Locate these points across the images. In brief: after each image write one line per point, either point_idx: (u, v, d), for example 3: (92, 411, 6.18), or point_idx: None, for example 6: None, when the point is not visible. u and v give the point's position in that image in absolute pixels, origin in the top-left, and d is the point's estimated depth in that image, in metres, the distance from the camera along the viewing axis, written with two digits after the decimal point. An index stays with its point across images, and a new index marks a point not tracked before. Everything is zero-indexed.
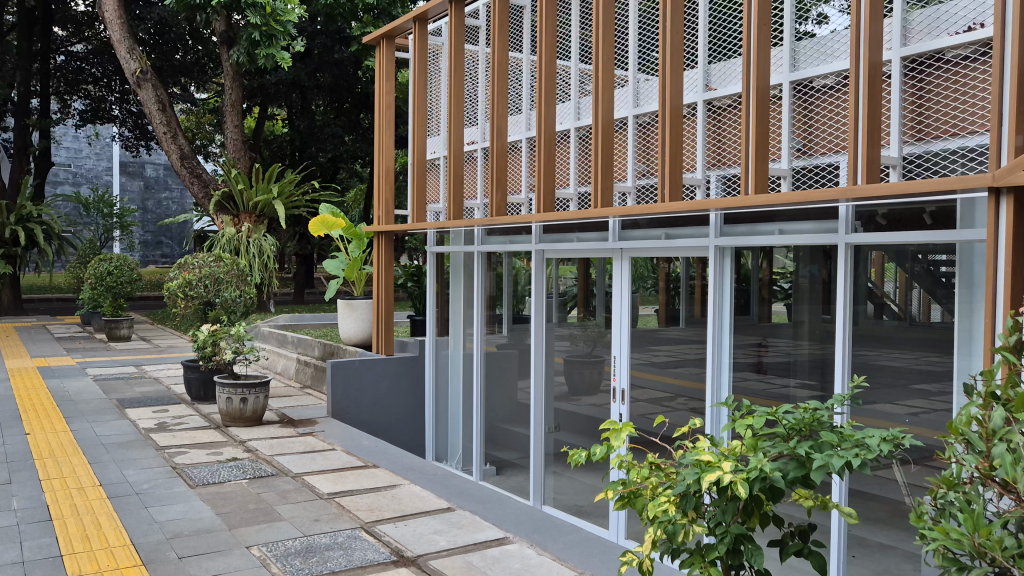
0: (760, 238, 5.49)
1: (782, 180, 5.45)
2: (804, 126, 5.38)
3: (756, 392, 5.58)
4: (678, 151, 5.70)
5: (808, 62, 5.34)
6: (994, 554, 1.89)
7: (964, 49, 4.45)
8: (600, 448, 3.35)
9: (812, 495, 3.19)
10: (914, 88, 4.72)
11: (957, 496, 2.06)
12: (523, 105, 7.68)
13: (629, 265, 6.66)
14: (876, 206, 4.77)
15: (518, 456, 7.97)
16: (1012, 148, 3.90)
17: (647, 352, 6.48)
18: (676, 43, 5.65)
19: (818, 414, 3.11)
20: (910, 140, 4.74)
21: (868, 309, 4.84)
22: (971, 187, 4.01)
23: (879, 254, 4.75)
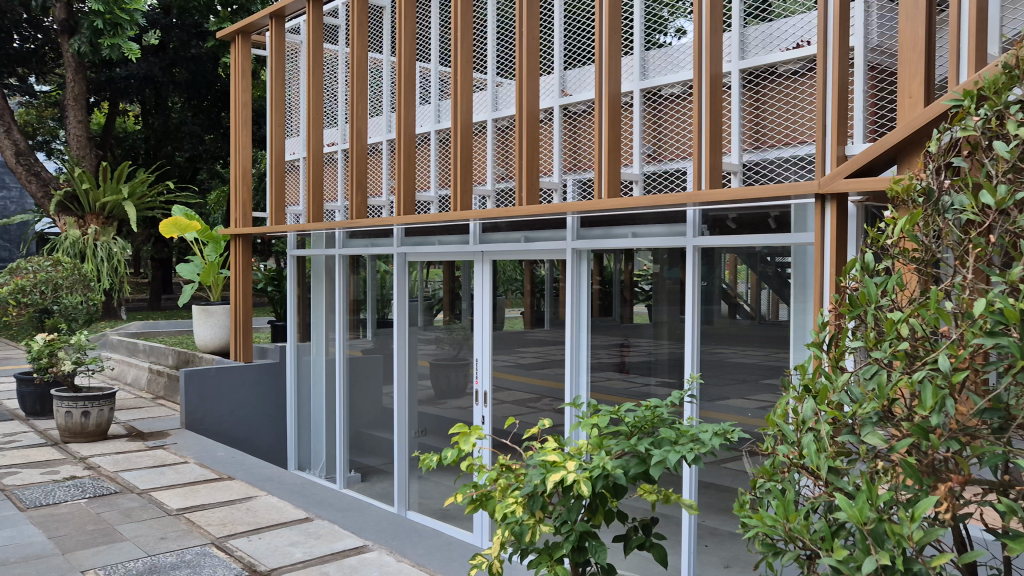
0: (616, 241, 5.66)
1: (635, 185, 5.62)
2: (654, 133, 5.57)
3: (619, 391, 5.72)
4: (535, 155, 5.78)
5: (657, 71, 5.53)
6: (803, 538, 2.01)
7: (794, 64, 4.76)
8: (450, 452, 3.32)
9: (656, 490, 3.28)
10: (752, 99, 4.98)
11: (773, 485, 2.18)
12: (384, 108, 7.60)
13: (490, 268, 6.71)
14: (726, 211, 5.00)
15: (383, 462, 7.85)
16: (835, 158, 4.21)
17: (513, 354, 6.54)
18: (531, 49, 5.73)
19: (660, 411, 3.23)
20: (748, 148, 5.02)
21: (722, 308, 5.05)
22: (801, 194, 4.28)
23: (731, 256, 5.00)
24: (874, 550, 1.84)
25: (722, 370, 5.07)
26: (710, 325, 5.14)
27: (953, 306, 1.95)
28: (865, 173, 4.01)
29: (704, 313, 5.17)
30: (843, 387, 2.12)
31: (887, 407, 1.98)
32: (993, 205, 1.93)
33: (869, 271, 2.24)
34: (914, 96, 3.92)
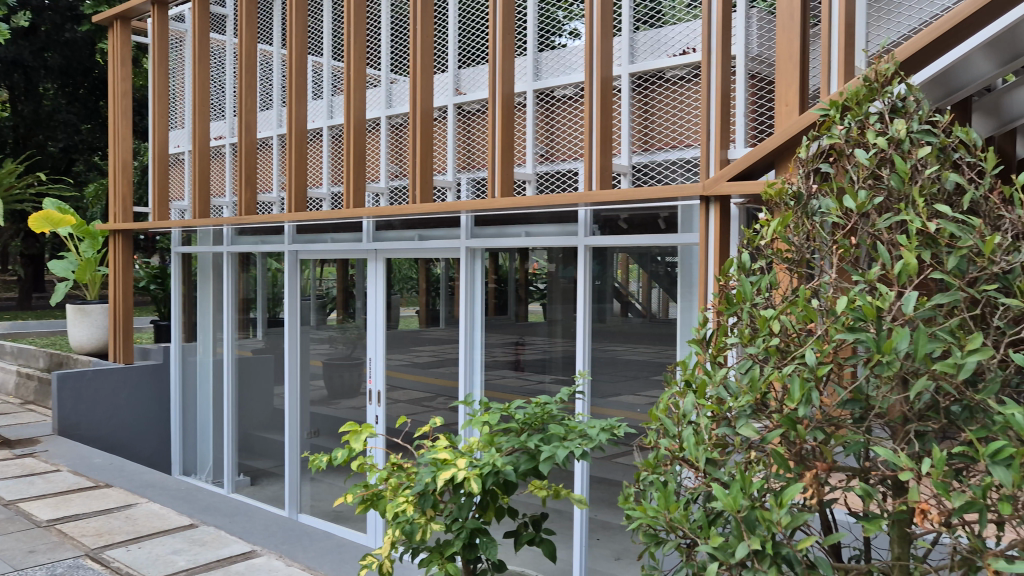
0: (509, 240, 5.71)
1: (528, 184, 5.68)
2: (547, 135, 5.65)
3: (513, 389, 5.78)
4: (429, 154, 5.75)
5: (549, 72, 5.60)
6: (682, 527, 2.09)
7: (681, 70, 4.93)
8: (340, 452, 3.27)
9: (545, 485, 3.33)
10: (641, 102, 5.12)
11: (655, 477, 2.24)
12: (274, 101, 7.40)
13: (383, 266, 6.64)
14: (617, 211, 5.13)
15: (273, 465, 7.65)
16: (719, 162, 4.38)
17: (407, 353, 6.49)
18: (425, 46, 5.70)
19: (549, 408, 3.28)
20: (638, 151, 5.14)
21: (615, 307, 5.18)
22: (686, 196, 4.44)
23: (623, 256, 5.13)
24: (747, 536, 1.94)
25: (614, 367, 5.19)
26: (602, 323, 5.26)
27: (820, 304, 2.07)
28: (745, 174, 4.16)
29: (595, 312, 5.28)
30: (720, 381, 2.21)
31: (760, 400, 2.08)
32: (854, 208, 2.08)
33: (745, 271, 2.35)
34: (790, 102, 4.13)
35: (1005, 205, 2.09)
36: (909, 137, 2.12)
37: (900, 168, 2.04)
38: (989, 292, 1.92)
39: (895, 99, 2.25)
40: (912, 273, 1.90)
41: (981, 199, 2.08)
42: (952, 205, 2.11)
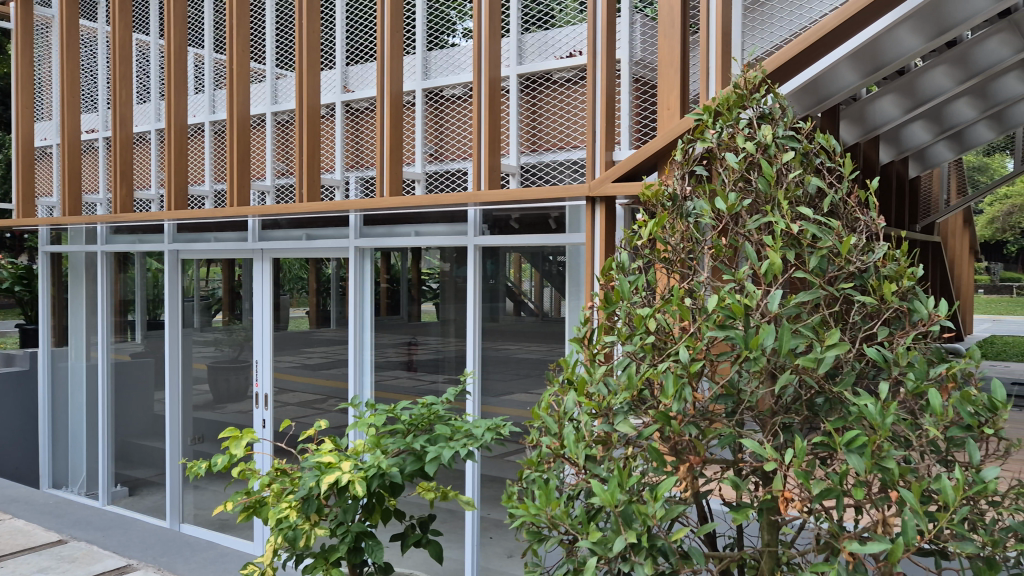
0: (399, 240, 5.68)
1: (417, 183, 5.63)
2: (436, 134, 5.64)
3: (406, 390, 5.73)
4: (316, 151, 5.61)
5: (438, 71, 5.59)
6: (564, 524, 2.12)
7: (567, 72, 5.02)
8: (220, 459, 3.15)
9: (433, 487, 3.32)
10: (529, 103, 5.17)
11: (538, 475, 2.26)
12: (151, 93, 7.05)
13: (270, 266, 6.47)
14: (509, 211, 5.17)
15: (153, 474, 7.32)
16: (603, 163, 4.48)
17: (297, 354, 6.34)
18: (312, 42, 5.57)
19: (436, 408, 3.27)
20: (526, 151, 5.19)
21: (508, 305, 5.22)
22: (573, 196, 4.53)
23: (516, 255, 5.18)
24: (624, 530, 1.98)
25: (507, 366, 5.24)
26: (495, 321, 5.29)
27: (693, 303, 2.15)
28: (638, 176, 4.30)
29: (487, 311, 5.31)
30: (599, 379, 2.25)
31: (636, 396, 2.13)
32: (726, 210, 2.16)
33: (623, 272, 2.39)
34: (671, 106, 4.26)
35: (861, 208, 2.22)
36: (774, 143, 2.22)
37: (767, 172, 2.14)
38: (846, 290, 2.04)
39: (762, 105, 2.36)
40: (777, 273, 1.99)
41: (840, 202, 2.20)
42: (815, 208, 2.23)
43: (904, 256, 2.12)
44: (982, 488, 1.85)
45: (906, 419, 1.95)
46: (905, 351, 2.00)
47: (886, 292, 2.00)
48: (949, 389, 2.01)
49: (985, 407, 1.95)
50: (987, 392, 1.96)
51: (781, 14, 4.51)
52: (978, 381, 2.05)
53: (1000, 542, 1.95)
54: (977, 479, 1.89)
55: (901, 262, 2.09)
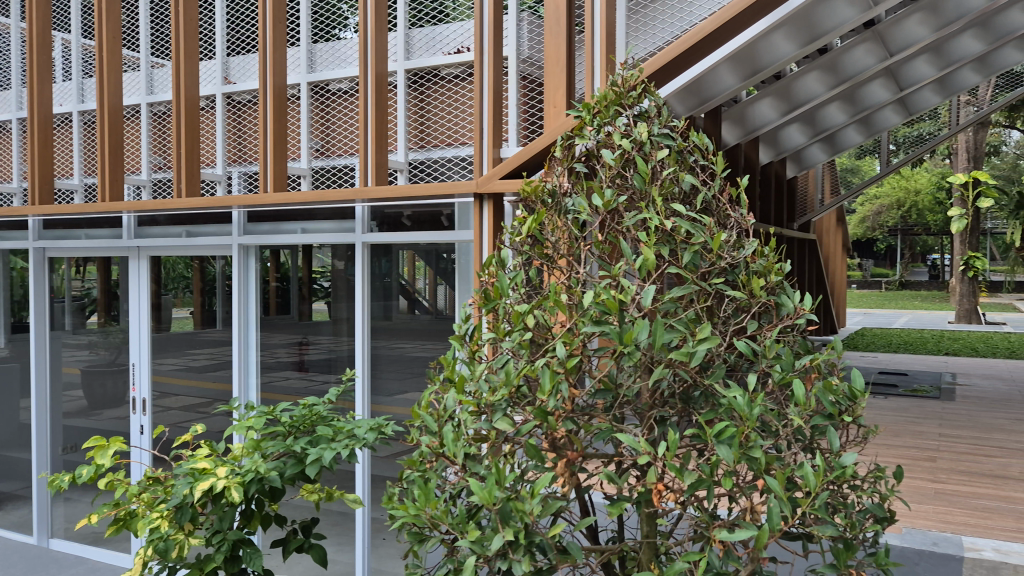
0: (284, 237, 5.54)
1: (302, 180, 5.47)
2: (323, 128, 5.51)
3: (296, 391, 5.61)
4: (195, 145, 5.37)
5: (324, 65, 5.47)
6: (443, 523, 2.09)
7: (455, 68, 5.02)
8: (84, 470, 2.95)
9: (318, 489, 3.20)
10: (417, 99, 5.13)
11: (419, 474, 2.23)
12: (12, 81, 6.58)
13: (147, 265, 6.17)
14: (400, 208, 5.10)
15: (20, 487, 6.85)
16: (491, 160, 4.50)
17: (181, 356, 6.07)
18: (190, 31, 5.33)
19: (318, 409, 3.18)
20: (414, 147, 5.14)
21: (402, 304, 5.23)
22: (461, 193, 4.55)
23: (410, 253, 5.14)
24: (502, 527, 1.97)
25: (403, 364, 5.26)
26: (389, 319, 5.30)
27: (569, 299, 2.16)
28: (521, 173, 4.38)
29: (379, 310, 5.31)
30: (478, 376, 2.23)
31: (515, 392, 2.13)
32: (602, 206, 2.16)
33: (503, 268, 2.38)
34: (558, 104, 4.32)
35: (732, 205, 2.27)
36: (649, 140, 2.26)
37: (641, 169, 2.16)
38: (717, 285, 2.09)
39: (638, 104, 2.39)
40: (650, 268, 2.02)
41: (712, 199, 2.25)
42: (689, 204, 2.27)
43: (772, 252, 2.19)
44: (841, 473, 1.94)
45: (772, 410, 2.03)
46: (772, 344, 2.07)
47: (754, 287, 2.07)
48: (813, 379, 2.09)
49: (845, 396, 2.04)
50: (846, 381, 2.05)
51: (663, 17, 4.74)
52: (839, 371, 2.14)
53: (858, 524, 2.06)
54: (837, 465, 1.98)
55: (769, 258, 2.15)
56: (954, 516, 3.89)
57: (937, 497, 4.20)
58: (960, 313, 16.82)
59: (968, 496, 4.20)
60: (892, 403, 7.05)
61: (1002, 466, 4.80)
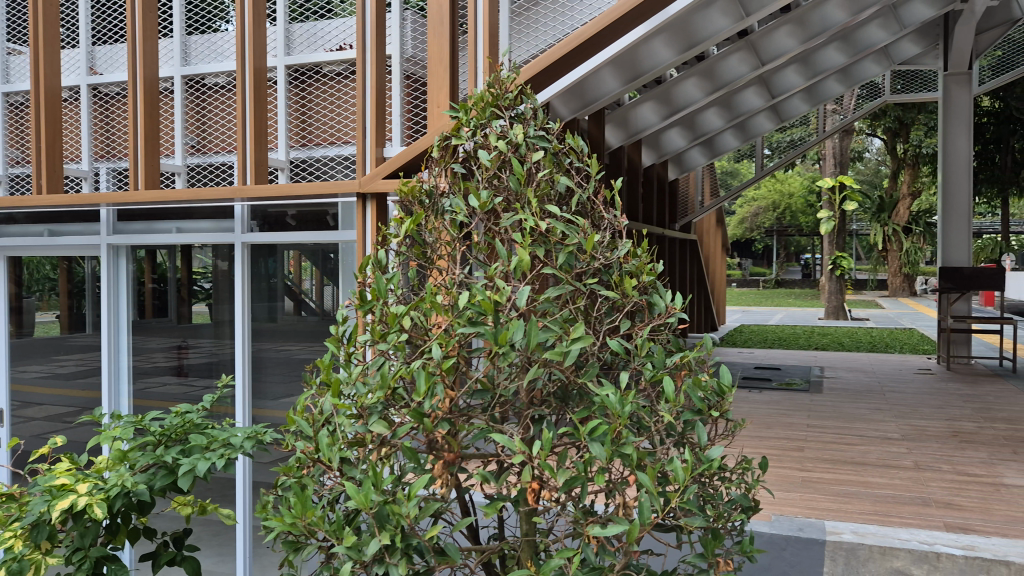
0: (157, 237, 5.30)
1: (177, 177, 5.27)
2: (198, 123, 5.31)
3: (174, 397, 5.45)
4: (57, 140, 5.05)
5: (200, 57, 5.24)
6: (319, 530, 2.03)
7: (337, 66, 4.95)
8: None
9: (192, 501, 2.97)
10: (298, 96, 5.02)
11: (294, 480, 2.16)
12: None
13: (5, 266, 5.81)
14: (285, 207, 4.98)
15: None
16: (374, 159, 4.51)
17: (48, 363, 5.72)
18: (51, 17, 5.03)
19: (191, 418, 3.02)
20: (295, 146, 5.03)
21: (287, 305, 5.14)
22: (343, 192, 4.57)
23: (295, 253, 5.05)
24: (378, 532, 1.94)
25: (290, 367, 5.17)
26: (273, 321, 5.19)
27: (445, 299, 2.15)
28: (399, 174, 4.41)
29: (264, 311, 5.20)
30: (354, 380, 2.19)
31: (392, 394, 2.10)
32: (478, 207, 2.17)
33: (381, 269, 2.33)
34: (441, 104, 4.31)
35: (606, 206, 2.31)
36: (525, 142, 2.27)
37: (517, 171, 2.18)
38: (591, 285, 2.12)
39: (514, 105, 2.40)
40: (525, 269, 2.03)
41: (587, 201, 2.28)
42: (564, 204, 2.29)
43: (644, 253, 2.24)
44: (707, 466, 2.01)
45: (645, 406, 2.08)
46: (644, 342, 2.12)
47: (626, 287, 2.11)
48: (684, 376, 2.15)
49: (713, 391, 2.12)
50: (716, 377, 2.12)
51: (545, 20, 4.87)
52: (709, 367, 2.21)
53: (725, 515, 2.14)
54: (705, 458, 2.05)
55: (641, 258, 2.20)
56: (818, 502, 4.11)
57: (803, 485, 4.42)
58: (829, 310, 17.78)
59: (831, 483, 4.45)
60: (765, 397, 7.38)
61: (861, 453, 5.11)
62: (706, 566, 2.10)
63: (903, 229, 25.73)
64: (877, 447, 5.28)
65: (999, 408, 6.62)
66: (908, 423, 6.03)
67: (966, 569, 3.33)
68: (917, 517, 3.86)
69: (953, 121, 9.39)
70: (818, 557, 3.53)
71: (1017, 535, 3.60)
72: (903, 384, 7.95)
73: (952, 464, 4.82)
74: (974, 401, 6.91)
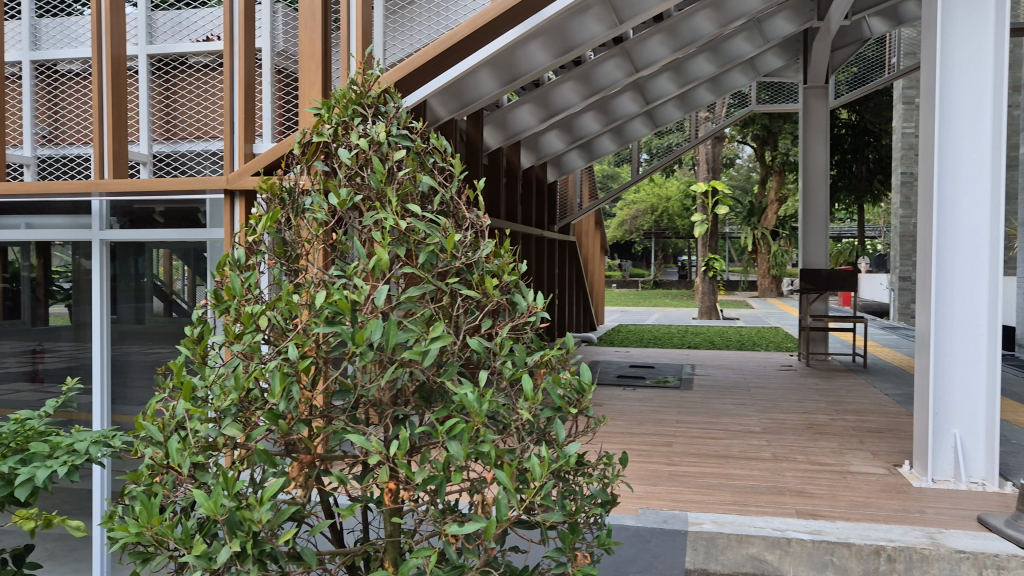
0: (6, 233, 4.98)
1: (25, 168, 4.89)
2: (48, 112, 4.98)
3: (26, 405, 5.10)
4: None
5: (51, 42, 5.03)
6: (169, 539, 1.93)
7: (204, 57, 4.83)
8: None
9: (34, 514, 2.75)
10: (162, 88, 4.83)
11: (143, 487, 2.05)
12: None
13: None
14: (152, 203, 4.77)
15: None
16: (243, 155, 4.41)
17: None
18: None
19: (34, 425, 2.83)
20: (159, 139, 4.85)
21: (155, 305, 4.99)
22: (211, 189, 4.45)
23: (165, 251, 4.89)
24: (230, 538, 1.88)
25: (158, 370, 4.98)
26: (141, 323, 5.02)
27: (303, 298, 2.11)
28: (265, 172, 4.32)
29: (130, 312, 5.02)
30: (208, 383, 2.11)
31: (246, 395, 2.04)
32: (337, 205, 2.15)
33: (239, 268, 2.27)
34: (311, 98, 4.23)
35: (469, 206, 2.32)
36: (387, 141, 2.26)
37: (377, 169, 2.16)
38: (452, 284, 2.13)
39: (377, 104, 2.38)
40: (383, 268, 2.02)
41: (450, 201, 2.29)
42: (427, 203, 2.30)
43: (507, 253, 2.25)
44: (564, 462, 2.03)
45: (504, 404, 2.10)
46: (504, 342, 2.14)
47: (488, 287, 2.11)
48: (543, 374, 2.17)
49: (574, 389, 2.15)
50: (576, 375, 2.15)
51: (421, 18, 4.85)
52: (570, 364, 2.24)
53: (582, 510, 2.18)
54: (562, 454, 2.08)
55: (503, 258, 2.22)
56: (682, 495, 4.27)
57: (669, 479, 4.58)
58: (703, 310, 18.45)
59: (695, 476, 4.63)
60: (638, 394, 7.61)
61: (724, 447, 5.34)
62: (564, 560, 2.14)
63: (771, 232, 27.11)
64: (739, 440, 5.53)
65: (850, 400, 7.07)
66: (769, 417, 6.35)
67: (813, 553, 3.55)
68: (771, 506, 4.07)
69: (812, 130, 9.94)
70: (680, 547, 3.68)
71: (860, 518, 3.85)
72: (765, 380, 8.37)
73: (806, 454, 5.11)
74: (829, 395, 7.35)
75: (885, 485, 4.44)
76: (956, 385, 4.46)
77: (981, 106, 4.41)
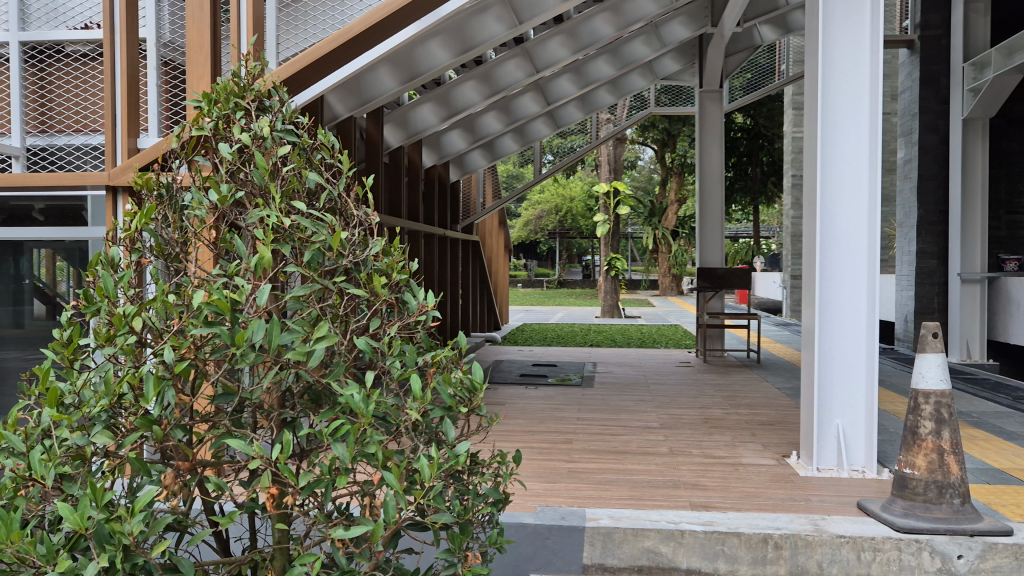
0: None
1: None
2: None
3: None
4: None
5: None
6: (31, 558, 1.79)
7: (83, 46, 4.64)
8: None
9: None
10: (36, 76, 4.59)
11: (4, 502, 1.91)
12: None
13: None
14: (31, 200, 4.53)
15: None
16: (126, 150, 4.22)
17: None
18: None
19: None
20: (33, 131, 4.59)
21: (36, 308, 4.68)
22: (92, 185, 4.26)
23: (48, 251, 4.58)
24: (98, 553, 1.78)
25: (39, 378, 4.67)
26: (20, 327, 4.71)
27: (180, 299, 2.01)
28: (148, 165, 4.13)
29: (9, 315, 4.69)
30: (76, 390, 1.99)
31: (118, 402, 1.92)
32: (218, 202, 2.07)
33: (112, 267, 2.15)
34: (199, 88, 4.09)
35: (359, 203, 2.27)
36: (271, 136, 2.19)
37: (260, 165, 2.08)
38: (339, 283, 2.08)
39: (262, 98, 2.30)
40: (265, 267, 1.94)
41: (338, 198, 2.23)
42: (314, 201, 2.23)
43: (397, 251, 2.22)
44: (454, 462, 2.01)
45: (392, 405, 2.06)
46: (394, 341, 2.09)
47: (376, 286, 2.06)
48: (434, 374, 2.14)
49: (466, 388, 2.13)
50: (468, 373, 2.14)
51: (314, 13, 4.77)
52: (463, 364, 2.21)
53: (473, 508, 2.17)
54: (452, 454, 2.05)
55: (392, 257, 2.18)
56: (580, 491, 4.31)
57: (569, 475, 4.62)
58: (606, 308, 18.72)
59: (594, 472, 4.68)
60: (541, 392, 7.67)
61: (623, 443, 5.43)
62: (454, 561, 2.11)
63: (671, 233, 27.78)
64: (637, 436, 5.63)
65: (743, 395, 7.31)
66: (666, 412, 6.50)
67: (705, 543, 3.63)
68: (666, 499, 4.16)
69: (707, 133, 10.25)
70: (578, 543, 3.71)
71: (749, 509, 3.98)
72: (664, 377, 8.56)
73: (701, 448, 5.25)
74: (723, 390, 7.59)
75: (774, 475, 4.60)
76: (839, 379, 4.67)
77: (859, 108, 4.63)
